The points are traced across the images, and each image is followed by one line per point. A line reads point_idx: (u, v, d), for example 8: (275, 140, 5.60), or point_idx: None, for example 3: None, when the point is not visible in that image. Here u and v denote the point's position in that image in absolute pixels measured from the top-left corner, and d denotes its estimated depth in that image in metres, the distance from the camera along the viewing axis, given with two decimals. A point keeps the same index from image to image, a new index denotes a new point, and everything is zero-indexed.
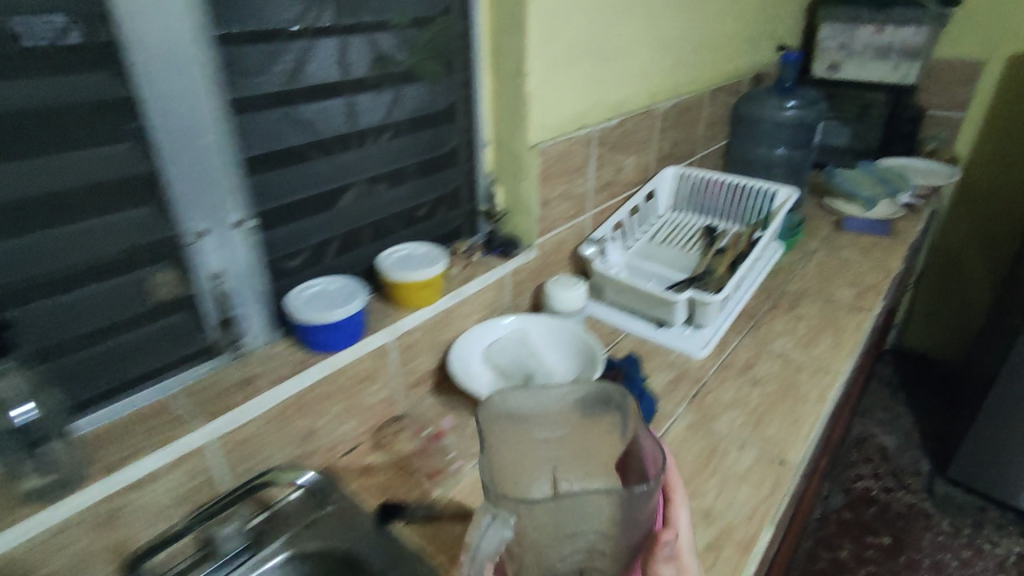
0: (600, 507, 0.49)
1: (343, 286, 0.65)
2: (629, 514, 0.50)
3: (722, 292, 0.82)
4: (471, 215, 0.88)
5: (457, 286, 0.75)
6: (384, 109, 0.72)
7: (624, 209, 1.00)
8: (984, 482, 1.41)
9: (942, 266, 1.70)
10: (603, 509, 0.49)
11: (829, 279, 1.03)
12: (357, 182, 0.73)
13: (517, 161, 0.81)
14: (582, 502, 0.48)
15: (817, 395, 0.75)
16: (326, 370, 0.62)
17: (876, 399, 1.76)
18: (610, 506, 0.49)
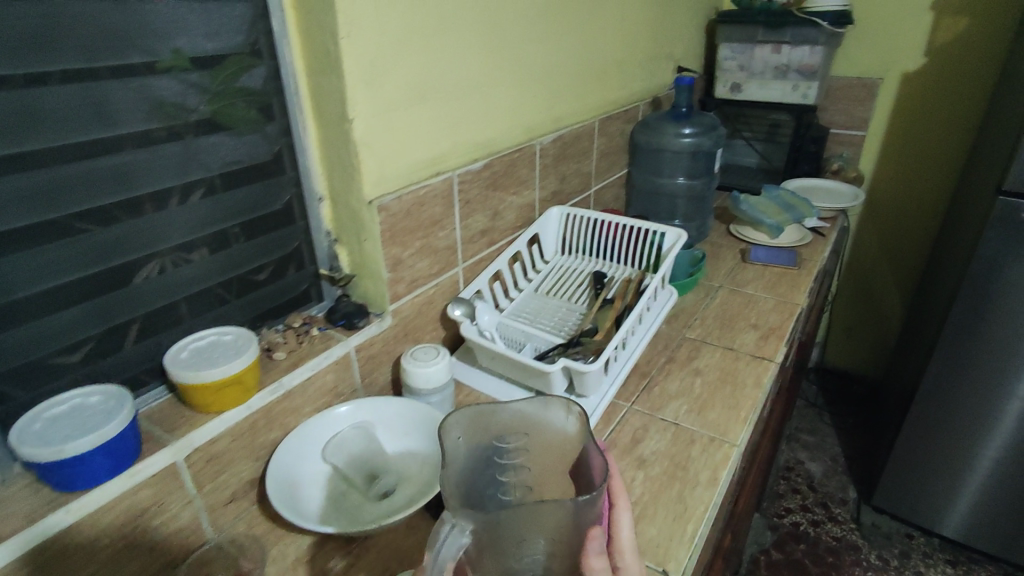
0: (550, 523, 0.40)
1: (104, 402, 0.52)
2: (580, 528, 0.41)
3: (601, 357, 0.71)
4: (314, 279, 0.76)
5: (278, 377, 0.64)
6: (173, 170, 0.58)
7: (503, 257, 0.89)
8: (908, 510, 1.37)
9: (857, 283, 1.68)
10: (552, 523, 0.40)
11: (731, 322, 0.95)
12: (150, 257, 0.59)
13: (356, 219, 0.70)
14: (527, 520, 0.39)
15: (709, 476, 0.66)
16: (73, 517, 0.48)
17: (802, 421, 1.72)
18: (564, 518, 0.40)
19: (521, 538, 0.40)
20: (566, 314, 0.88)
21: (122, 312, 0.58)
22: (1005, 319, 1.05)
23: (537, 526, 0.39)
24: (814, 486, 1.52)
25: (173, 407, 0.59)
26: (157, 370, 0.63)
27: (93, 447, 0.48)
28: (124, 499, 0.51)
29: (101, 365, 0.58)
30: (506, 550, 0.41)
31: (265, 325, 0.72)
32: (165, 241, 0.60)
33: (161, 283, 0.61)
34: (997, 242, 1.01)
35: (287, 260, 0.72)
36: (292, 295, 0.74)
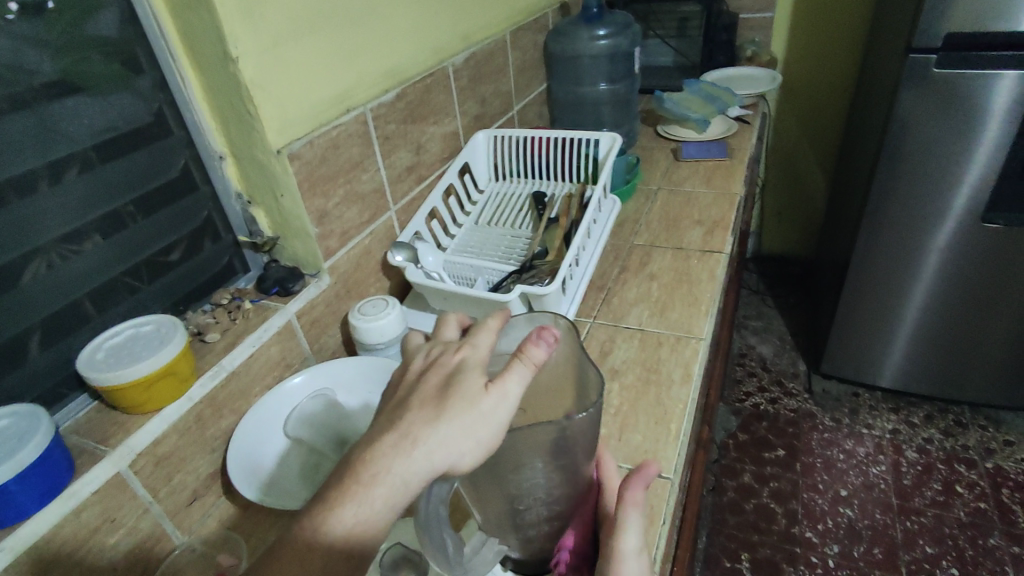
0: (546, 443, 0.37)
1: (18, 428, 0.45)
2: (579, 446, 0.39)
3: (558, 276, 0.69)
4: (235, 249, 0.69)
5: (216, 360, 0.58)
6: (30, 147, 0.49)
7: (435, 193, 0.84)
8: (851, 371, 1.47)
9: (782, 167, 1.72)
10: (548, 444, 0.37)
11: (676, 222, 0.94)
12: (35, 253, 0.51)
13: (266, 173, 0.63)
14: (523, 446, 0.37)
15: (682, 373, 0.67)
16: (11, 556, 0.42)
17: (748, 309, 1.80)
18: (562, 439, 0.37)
19: (516, 463, 0.38)
20: (511, 241, 0.84)
21: (14, 322, 0.50)
22: (923, 176, 1.10)
23: (534, 450, 0.38)
24: (768, 366, 1.61)
25: (103, 415, 0.53)
26: (74, 378, 0.55)
27: (13, 479, 0.42)
28: (67, 523, 0.46)
29: (4, 386, 0.50)
30: (505, 484, 0.39)
31: (189, 310, 0.64)
32: (47, 232, 0.51)
33: (54, 281, 0.53)
34: (909, 102, 1.04)
35: (199, 234, 0.64)
36: (214, 271, 0.67)
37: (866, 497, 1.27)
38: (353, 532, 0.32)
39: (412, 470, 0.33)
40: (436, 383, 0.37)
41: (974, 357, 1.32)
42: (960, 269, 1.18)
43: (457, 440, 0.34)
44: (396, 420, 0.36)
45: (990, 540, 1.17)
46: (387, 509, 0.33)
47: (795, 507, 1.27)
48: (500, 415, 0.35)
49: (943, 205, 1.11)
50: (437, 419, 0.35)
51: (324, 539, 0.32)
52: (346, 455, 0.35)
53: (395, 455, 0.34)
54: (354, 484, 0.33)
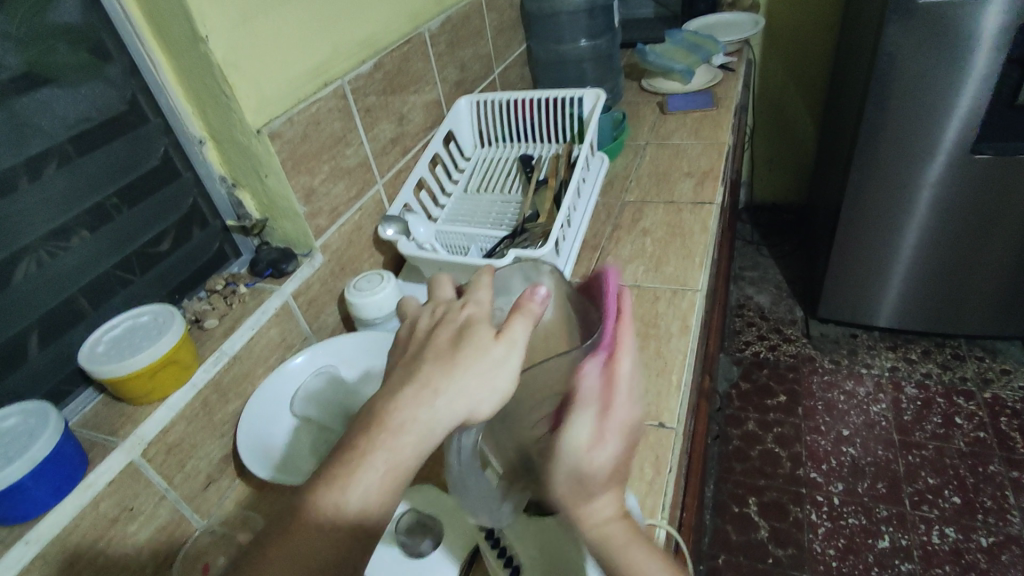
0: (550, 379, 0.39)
1: (26, 424, 0.46)
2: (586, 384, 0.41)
3: (551, 237, 0.69)
4: (224, 234, 0.68)
5: (217, 345, 0.58)
6: (4, 145, 0.48)
7: (422, 163, 0.83)
8: (848, 313, 1.49)
9: (770, 114, 1.71)
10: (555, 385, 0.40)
11: (666, 176, 0.93)
12: (21, 253, 0.50)
13: (248, 154, 0.62)
14: None
15: (680, 325, 0.67)
16: (35, 548, 0.43)
17: (743, 260, 1.80)
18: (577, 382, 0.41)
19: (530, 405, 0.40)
20: (502, 206, 0.84)
21: (11, 323, 0.50)
22: (912, 111, 1.09)
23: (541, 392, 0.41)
24: (765, 315, 1.62)
25: (110, 407, 0.53)
26: (78, 374, 0.55)
27: (28, 473, 0.43)
28: (86, 514, 0.46)
29: (8, 385, 0.50)
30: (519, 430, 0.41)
31: (184, 298, 0.64)
32: (34, 230, 0.51)
33: (46, 279, 0.52)
34: (895, 37, 1.02)
35: (187, 221, 0.64)
36: (206, 258, 0.66)
37: (868, 434, 1.29)
38: (384, 479, 0.33)
39: (438, 418, 0.34)
40: (448, 337, 0.37)
41: (968, 290, 1.33)
42: (952, 203, 1.18)
43: (475, 388, 0.35)
44: (413, 372, 0.36)
45: (990, 467, 1.20)
46: (415, 454, 0.34)
47: (799, 449, 1.29)
48: (512, 361, 0.36)
49: (933, 140, 1.10)
50: (455, 370, 0.35)
51: (357, 487, 0.32)
52: (361, 410, 0.35)
53: (418, 405, 0.34)
54: (381, 434, 0.33)
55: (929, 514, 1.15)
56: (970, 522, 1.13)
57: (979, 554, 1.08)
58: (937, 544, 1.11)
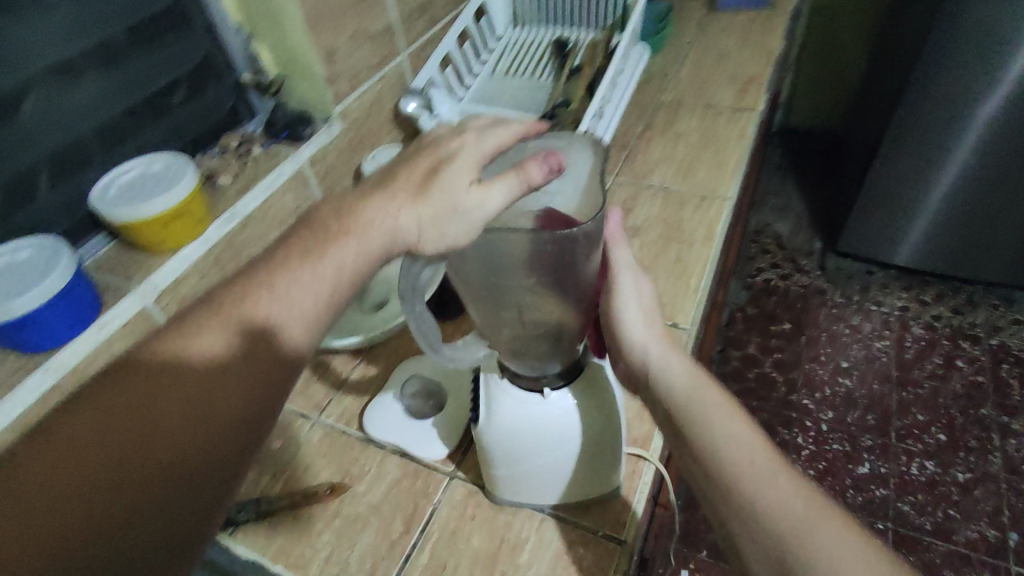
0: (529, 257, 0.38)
1: (39, 256, 0.45)
2: (563, 263, 0.39)
3: (581, 126, 0.67)
4: (239, 91, 0.64)
5: (229, 204, 0.56)
6: None
7: (450, 36, 0.77)
8: (868, 249, 1.45)
9: (822, 28, 1.59)
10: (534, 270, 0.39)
11: (707, 79, 0.88)
12: (26, 83, 0.48)
13: (267, 0, 0.57)
14: None
15: (704, 231, 0.65)
16: (52, 377, 0.44)
17: (768, 186, 1.74)
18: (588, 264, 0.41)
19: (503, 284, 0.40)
20: (531, 93, 0.79)
21: (17, 156, 0.48)
22: (981, 33, 1.00)
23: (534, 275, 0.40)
24: (782, 243, 1.59)
25: (122, 254, 0.53)
26: (88, 219, 0.54)
27: (40, 305, 0.42)
28: (99, 353, 0.47)
29: (20, 221, 0.50)
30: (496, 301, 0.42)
31: (199, 153, 0.61)
32: (37, 60, 0.48)
33: (53, 114, 0.50)
34: None
35: (201, 71, 0.60)
36: (219, 114, 0.63)
37: (867, 369, 1.30)
38: (324, 290, 0.37)
39: (386, 234, 0.37)
40: (426, 166, 0.39)
41: (997, 235, 1.29)
42: (1002, 141, 1.12)
43: (425, 220, 0.37)
44: (385, 189, 0.39)
45: (981, 410, 1.22)
46: (357, 265, 0.37)
47: (796, 376, 1.31)
48: (475, 211, 0.37)
49: (996, 68, 1.02)
50: (415, 201, 0.37)
51: (299, 288, 0.36)
52: (342, 202, 0.39)
53: (376, 218, 0.37)
54: (339, 236, 0.37)
55: (913, 448, 1.18)
56: (950, 458, 1.16)
57: (953, 487, 1.13)
58: (915, 476, 1.15)
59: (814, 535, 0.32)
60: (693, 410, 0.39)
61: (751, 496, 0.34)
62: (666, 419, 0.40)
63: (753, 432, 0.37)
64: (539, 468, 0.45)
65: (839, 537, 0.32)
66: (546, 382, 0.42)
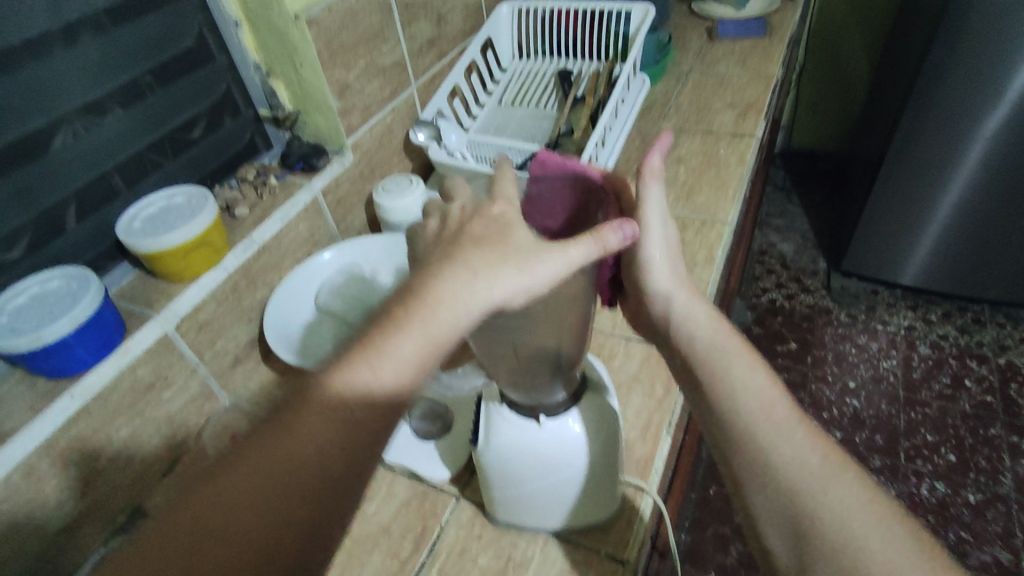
0: None
1: (69, 285, 0.48)
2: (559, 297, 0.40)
3: (585, 155, 0.69)
4: (257, 124, 0.68)
5: (246, 233, 0.59)
6: (43, 5, 0.48)
7: (458, 69, 0.80)
8: (874, 268, 1.46)
9: (823, 52, 1.62)
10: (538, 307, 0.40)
11: (707, 105, 0.90)
12: (60, 122, 0.51)
13: (283, 40, 0.60)
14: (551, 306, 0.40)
15: (705, 255, 0.67)
16: (79, 402, 0.46)
17: (772, 206, 1.76)
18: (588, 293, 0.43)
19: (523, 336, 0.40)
20: (536, 121, 0.82)
21: (50, 190, 0.51)
22: (978, 56, 1.02)
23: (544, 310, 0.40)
24: (787, 263, 1.60)
25: (145, 282, 0.55)
26: (114, 248, 0.57)
27: (71, 332, 0.45)
28: (123, 378, 0.49)
29: (51, 251, 0.52)
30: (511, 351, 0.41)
31: (217, 185, 0.64)
32: (70, 99, 0.51)
33: (83, 149, 0.53)
34: None
35: (221, 106, 0.63)
36: (238, 147, 0.66)
37: (874, 389, 1.30)
38: (418, 351, 0.33)
39: (472, 296, 0.34)
40: (484, 233, 0.36)
41: (1003, 253, 1.29)
42: (1002, 160, 1.13)
43: (514, 273, 0.35)
44: (452, 253, 0.36)
45: (990, 430, 1.21)
46: (449, 328, 0.33)
47: (803, 396, 1.31)
48: (552, 267, 0.35)
49: (994, 90, 1.04)
50: (500, 259, 0.35)
51: (391, 352, 0.32)
52: (405, 280, 0.35)
53: (456, 279, 0.34)
54: (420, 300, 0.34)
55: (922, 468, 1.17)
56: (960, 479, 1.16)
57: (965, 509, 1.12)
58: (925, 497, 1.14)
59: (823, 495, 0.34)
60: (712, 362, 0.41)
61: (768, 454, 0.36)
62: (682, 367, 0.43)
63: (770, 384, 0.39)
64: (537, 491, 0.46)
65: (854, 497, 0.34)
66: (541, 410, 0.43)
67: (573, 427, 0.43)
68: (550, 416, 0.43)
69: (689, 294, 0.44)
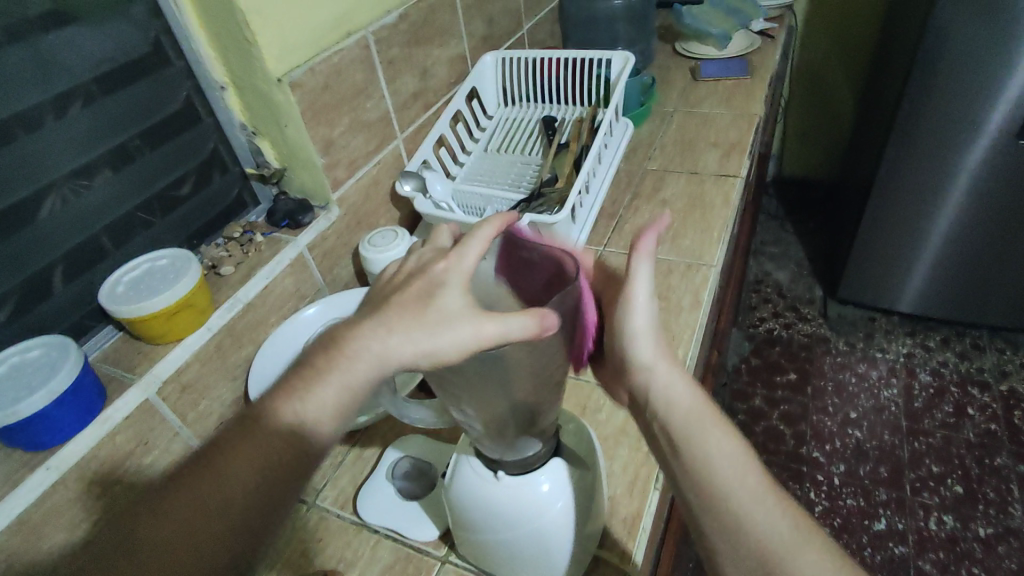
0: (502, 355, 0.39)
1: (48, 354, 0.48)
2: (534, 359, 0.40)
3: (567, 204, 0.69)
4: (243, 181, 0.68)
5: (231, 292, 0.59)
6: (31, 81, 0.49)
7: (443, 119, 0.82)
8: (870, 296, 1.46)
9: (808, 84, 1.65)
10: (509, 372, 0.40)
11: (691, 145, 0.91)
12: (45, 192, 0.51)
13: (268, 102, 0.61)
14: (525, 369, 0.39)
15: (691, 300, 0.67)
16: (55, 474, 0.46)
17: (766, 235, 1.77)
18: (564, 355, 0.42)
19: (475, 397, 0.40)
20: (521, 168, 0.83)
21: (35, 258, 0.52)
22: (959, 90, 1.04)
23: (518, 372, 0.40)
24: (783, 292, 1.60)
25: (129, 345, 0.55)
26: (99, 311, 0.57)
27: (50, 404, 0.45)
28: (104, 446, 0.49)
29: (35, 318, 0.53)
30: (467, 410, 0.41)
31: (202, 244, 0.65)
32: (57, 168, 0.52)
33: (69, 216, 0.53)
34: (948, 9, 0.97)
35: (208, 165, 0.64)
36: (225, 204, 0.67)
37: (876, 419, 1.29)
38: (337, 397, 0.36)
39: (388, 352, 0.36)
40: (417, 290, 0.38)
41: (998, 279, 1.29)
42: (989, 188, 1.14)
43: (421, 338, 0.36)
44: (380, 308, 0.38)
45: (997, 460, 1.20)
46: (366, 379, 0.37)
47: (804, 428, 1.30)
48: (462, 332, 0.36)
49: (977, 121, 1.06)
50: (413, 322, 0.37)
51: (314, 398, 0.36)
52: (332, 331, 0.39)
53: (372, 337, 0.37)
54: (340, 355, 0.37)
55: (929, 501, 1.15)
56: (969, 511, 1.13)
57: (975, 543, 1.09)
58: (934, 531, 1.12)
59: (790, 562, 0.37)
60: (690, 432, 0.40)
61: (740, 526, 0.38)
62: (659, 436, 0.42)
63: (743, 453, 0.40)
64: (502, 547, 0.46)
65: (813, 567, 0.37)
66: (501, 465, 0.44)
67: (542, 486, 0.43)
68: (515, 473, 0.44)
69: (672, 367, 0.42)
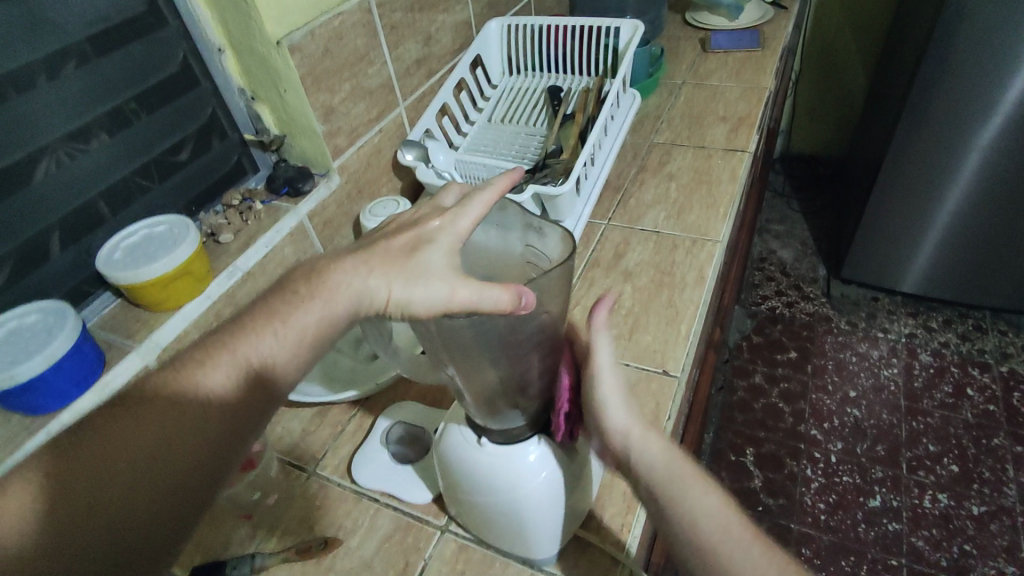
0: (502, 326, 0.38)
1: (45, 319, 0.48)
2: (533, 331, 0.40)
3: (572, 176, 0.67)
4: (242, 147, 0.67)
5: (230, 260, 0.58)
6: (23, 40, 0.47)
7: (446, 87, 0.80)
8: (874, 275, 1.45)
9: (819, 59, 1.61)
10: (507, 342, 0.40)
11: (699, 119, 0.89)
12: (39, 155, 0.50)
13: (266, 65, 0.60)
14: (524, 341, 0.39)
15: (695, 276, 0.66)
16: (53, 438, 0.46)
17: (771, 213, 1.75)
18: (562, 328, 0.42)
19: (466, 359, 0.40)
20: (525, 139, 0.81)
21: (31, 222, 0.51)
22: (974, 66, 1.01)
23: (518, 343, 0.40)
24: (787, 271, 1.59)
25: (127, 312, 0.55)
26: (97, 277, 0.56)
27: (47, 369, 0.44)
28: None
29: (32, 283, 0.52)
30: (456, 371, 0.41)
31: (201, 212, 0.63)
32: (51, 130, 0.51)
33: (64, 180, 0.52)
34: None
35: (206, 130, 0.63)
36: (224, 170, 0.66)
37: (875, 398, 1.29)
38: (318, 324, 0.38)
39: (366, 289, 0.38)
40: (402, 244, 0.39)
41: (1003, 261, 1.28)
42: (1000, 169, 1.12)
43: (396, 282, 0.37)
44: (368, 252, 0.39)
45: (994, 440, 1.20)
46: (345, 312, 0.38)
47: (803, 406, 1.30)
48: (436, 289, 0.36)
49: (991, 99, 1.03)
50: (390, 270, 0.38)
51: (293, 326, 0.38)
52: (315, 266, 0.40)
53: (353, 274, 0.38)
54: (322, 287, 0.39)
55: (925, 480, 1.16)
56: (963, 490, 1.14)
57: (968, 521, 1.10)
58: (928, 509, 1.13)
59: None
60: (670, 487, 0.39)
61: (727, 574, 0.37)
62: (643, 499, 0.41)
63: (719, 501, 0.39)
64: (489, 509, 0.46)
65: None
66: (484, 432, 0.44)
67: (529, 454, 0.43)
68: (497, 440, 0.44)
69: (644, 428, 0.41)
